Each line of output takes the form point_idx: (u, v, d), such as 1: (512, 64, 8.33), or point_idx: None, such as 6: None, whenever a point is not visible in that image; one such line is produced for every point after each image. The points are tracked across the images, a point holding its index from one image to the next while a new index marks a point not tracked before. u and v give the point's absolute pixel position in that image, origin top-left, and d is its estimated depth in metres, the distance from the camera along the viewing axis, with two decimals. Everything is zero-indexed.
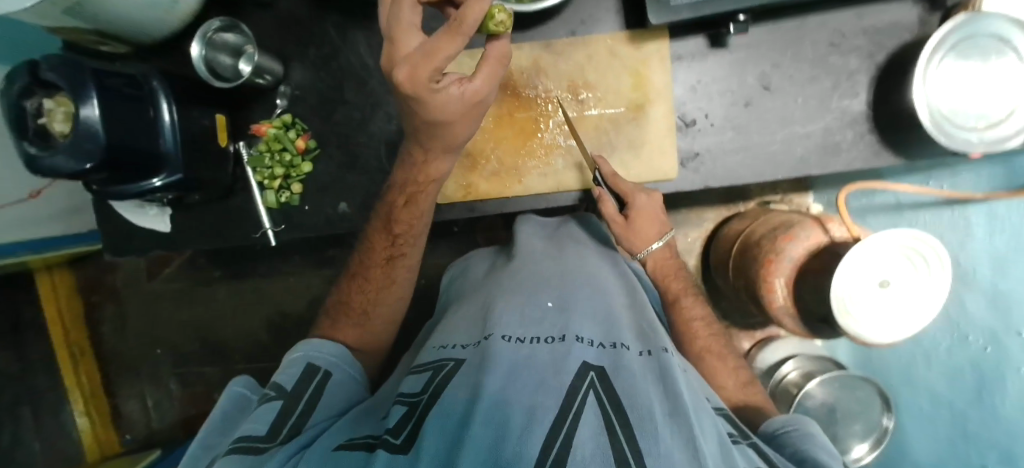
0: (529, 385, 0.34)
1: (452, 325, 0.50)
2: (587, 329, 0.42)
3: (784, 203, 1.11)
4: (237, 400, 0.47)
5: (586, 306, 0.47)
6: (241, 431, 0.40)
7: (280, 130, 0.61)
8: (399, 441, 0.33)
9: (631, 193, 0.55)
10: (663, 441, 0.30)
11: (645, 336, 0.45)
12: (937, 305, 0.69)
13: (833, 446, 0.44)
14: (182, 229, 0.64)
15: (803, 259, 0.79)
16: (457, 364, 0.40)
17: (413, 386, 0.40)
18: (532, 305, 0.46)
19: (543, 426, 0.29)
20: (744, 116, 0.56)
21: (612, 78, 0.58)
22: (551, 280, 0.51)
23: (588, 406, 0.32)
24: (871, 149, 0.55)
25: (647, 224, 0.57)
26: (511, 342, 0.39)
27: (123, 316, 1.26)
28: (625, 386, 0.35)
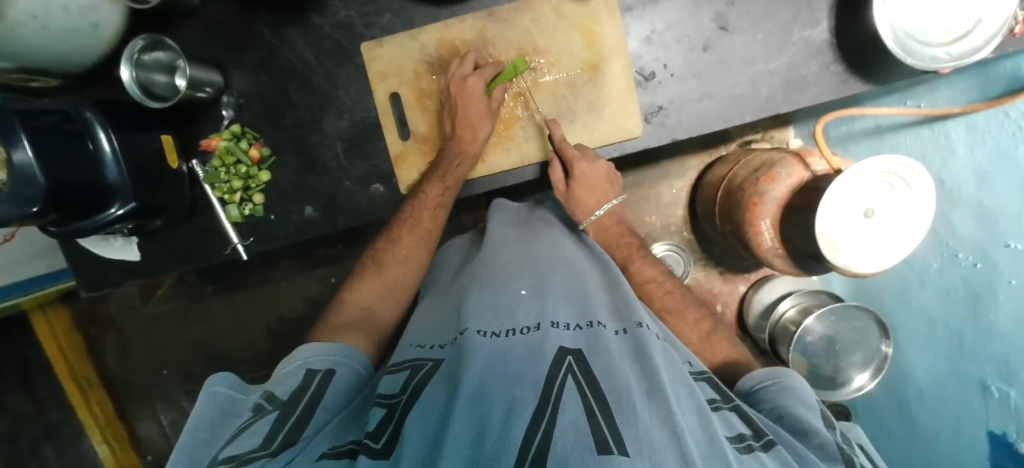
0: (507, 376, 0.36)
1: (422, 325, 0.54)
2: (562, 314, 0.46)
3: (765, 140, 1.11)
4: (221, 401, 0.44)
5: (560, 292, 0.51)
6: (230, 447, 0.36)
7: (231, 142, 0.59)
8: (379, 445, 0.34)
9: (572, 162, 0.56)
10: (642, 419, 0.31)
11: (621, 313, 0.49)
12: (922, 228, 0.67)
13: (814, 397, 0.45)
14: (151, 254, 0.63)
15: (786, 197, 0.78)
16: (435, 363, 0.43)
17: (390, 387, 0.42)
18: (507, 293, 0.50)
19: (522, 418, 0.30)
20: (704, 61, 0.54)
21: (563, 39, 0.55)
22: (523, 269, 0.55)
23: (567, 390, 0.34)
24: (838, 78, 0.53)
25: (590, 192, 0.59)
26: (485, 337, 0.42)
27: (125, 344, 1.26)
28: (601, 369, 0.37)
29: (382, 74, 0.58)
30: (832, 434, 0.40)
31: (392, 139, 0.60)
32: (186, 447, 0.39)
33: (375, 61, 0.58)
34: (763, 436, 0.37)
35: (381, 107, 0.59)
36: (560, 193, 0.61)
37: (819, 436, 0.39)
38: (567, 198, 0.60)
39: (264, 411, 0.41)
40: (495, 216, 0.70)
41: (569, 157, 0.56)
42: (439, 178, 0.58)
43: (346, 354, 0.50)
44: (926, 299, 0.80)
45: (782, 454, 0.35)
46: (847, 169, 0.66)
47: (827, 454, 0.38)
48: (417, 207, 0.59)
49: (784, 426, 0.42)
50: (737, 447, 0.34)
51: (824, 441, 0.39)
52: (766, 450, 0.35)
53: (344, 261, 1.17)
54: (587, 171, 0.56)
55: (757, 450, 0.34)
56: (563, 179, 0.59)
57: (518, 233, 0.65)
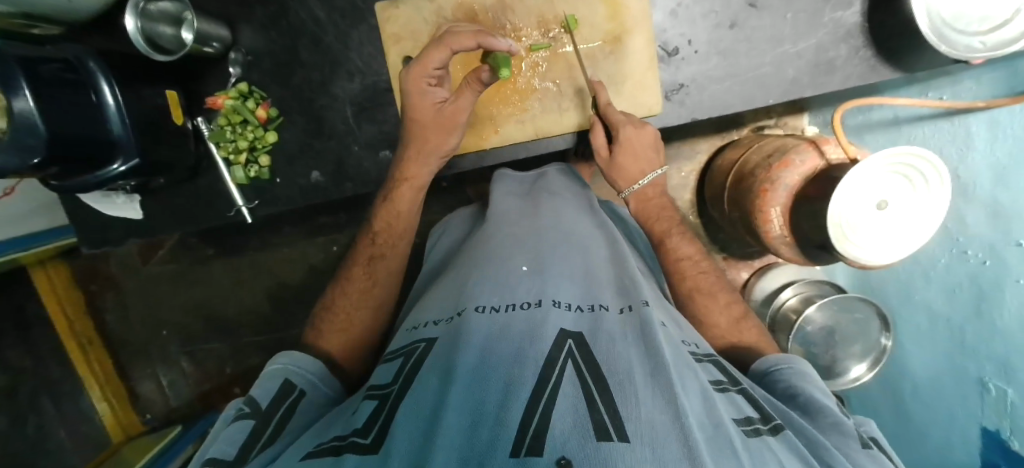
0: (505, 356, 0.36)
1: (429, 300, 0.54)
2: (565, 294, 0.46)
3: (778, 127, 1.10)
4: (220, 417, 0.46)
5: (561, 268, 0.50)
6: (210, 451, 0.38)
7: (237, 101, 0.58)
8: (367, 440, 0.34)
9: (617, 125, 0.52)
10: (642, 403, 0.32)
11: (624, 291, 0.49)
12: (934, 222, 0.66)
13: (822, 381, 0.46)
14: (153, 213, 0.62)
15: (798, 185, 0.78)
16: (428, 344, 0.43)
17: (383, 376, 0.43)
18: (507, 271, 0.49)
19: (520, 399, 0.31)
20: (730, 39, 0.52)
21: (585, 8, 0.53)
22: (523, 245, 0.54)
23: (567, 376, 0.34)
24: (867, 64, 0.51)
25: (632, 157, 0.54)
26: (484, 313, 0.43)
27: (126, 302, 1.27)
28: (601, 352, 0.37)
29: (396, 37, 0.56)
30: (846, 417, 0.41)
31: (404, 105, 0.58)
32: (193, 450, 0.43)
33: (390, 23, 0.56)
34: (771, 421, 0.37)
35: (394, 71, 0.57)
36: (600, 160, 0.57)
37: (833, 416, 0.40)
38: (609, 166, 0.56)
39: (243, 413, 0.42)
40: (497, 187, 0.70)
41: (614, 120, 0.53)
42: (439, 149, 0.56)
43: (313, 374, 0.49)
44: (931, 298, 0.79)
45: (791, 439, 0.35)
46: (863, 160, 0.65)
47: (841, 433, 0.39)
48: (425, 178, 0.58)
49: (798, 406, 0.42)
50: (745, 430, 0.34)
51: (838, 421, 0.39)
52: (774, 434, 0.35)
53: (346, 230, 1.17)
54: (632, 133, 0.52)
55: (765, 433, 0.35)
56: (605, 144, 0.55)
57: (522, 203, 0.64)
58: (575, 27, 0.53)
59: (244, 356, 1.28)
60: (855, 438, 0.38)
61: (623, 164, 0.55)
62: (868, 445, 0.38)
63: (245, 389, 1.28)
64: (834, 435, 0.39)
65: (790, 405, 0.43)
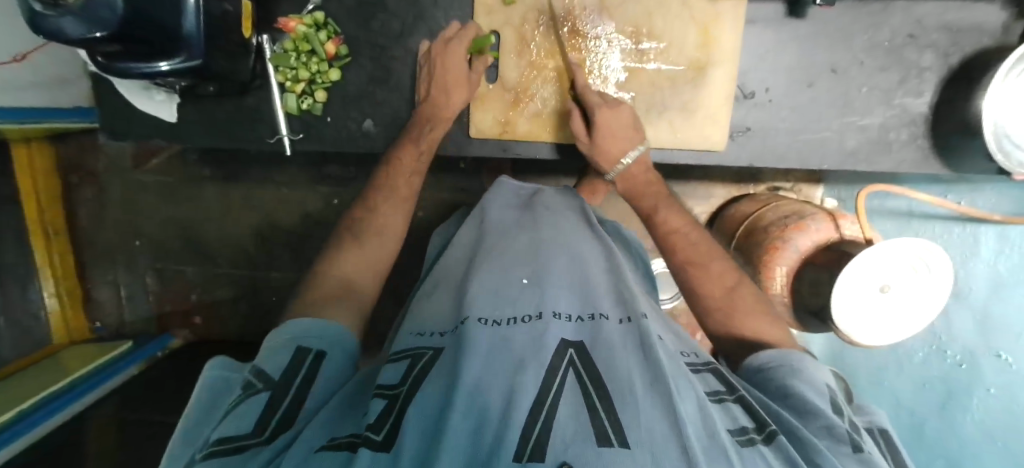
0: (506, 366, 0.35)
1: (422, 309, 0.51)
2: (563, 306, 0.45)
3: (793, 191, 1.12)
4: (219, 386, 0.40)
5: (561, 278, 0.49)
6: (220, 429, 0.33)
7: (310, 30, 0.55)
8: (380, 436, 0.31)
9: (592, 109, 0.52)
10: (644, 412, 0.31)
11: (624, 301, 0.47)
12: (933, 309, 0.71)
13: (822, 380, 0.42)
14: (190, 120, 0.59)
15: (809, 252, 0.81)
16: (435, 353, 0.41)
17: (391, 377, 0.39)
18: (506, 281, 0.48)
19: (522, 408, 0.31)
20: (805, 97, 0.54)
21: (681, 30, 0.53)
22: (522, 255, 0.53)
23: (568, 386, 0.34)
24: (920, 154, 0.54)
25: (607, 138, 0.53)
26: (487, 325, 0.41)
27: (105, 202, 1.22)
28: (603, 362, 0.36)
29: (489, 8, 0.55)
30: (841, 418, 0.38)
31: (477, 78, 0.57)
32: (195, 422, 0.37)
33: None
34: (766, 428, 0.35)
35: (477, 42, 0.56)
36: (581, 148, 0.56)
37: (825, 419, 0.36)
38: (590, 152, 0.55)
39: (253, 388, 0.36)
40: (492, 196, 0.70)
41: (589, 105, 0.53)
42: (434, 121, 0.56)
43: (334, 334, 0.44)
44: (899, 384, 0.86)
45: (785, 447, 0.33)
46: (874, 246, 0.68)
47: (830, 435, 0.35)
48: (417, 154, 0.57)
49: (789, 406, 0.39)
50: (738, 440, 0.32)
51: (830, 424, 0.36)
52: (768, 444, 0.33)
53: (352, 184, 1.15)
54: (605, 116, 0.52)
55: (759, 443, 0.33)
56: (584, 131, 0.55)
57: (518, 217, 0.64)
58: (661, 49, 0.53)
59: (214, 286, 1.23)
60: (848, 443, 0.35)
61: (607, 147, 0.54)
62: (860, 449, 0.34)
63: (206, 320, 1.24)
64: (825, 439, 0.35)
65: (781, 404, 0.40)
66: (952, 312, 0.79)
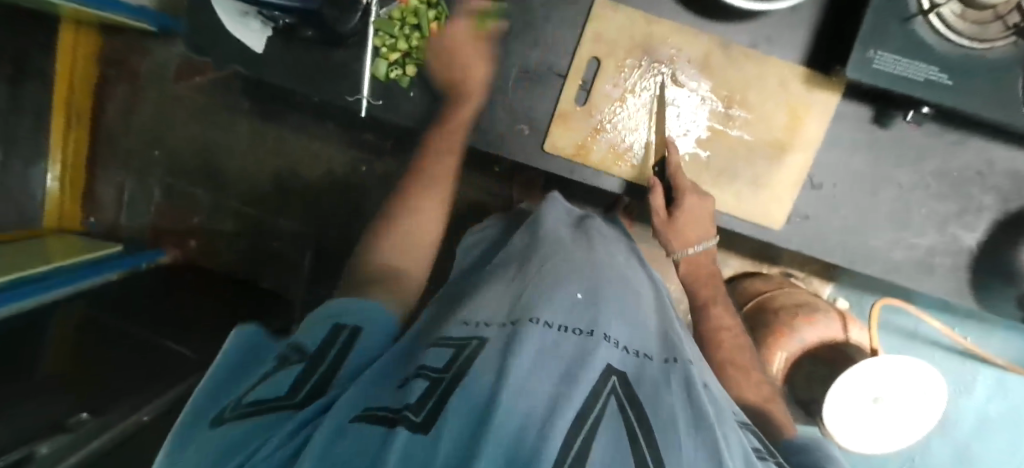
0: (553, 374, 0.36)
1: (478, 301, 0.51)
2: (614, 330, 0.45)
3: (802, 282, 1.13)
4: (249, 348, 0.44)
5: (614, 303, 0.50)
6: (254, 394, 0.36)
7: (421, 5, 0.56)
8: (420, 419, 0.30)
9: (680, 191, 0.55)
10: (683, 461, 0.32)
11: (670, 346, 0.49)
12: (926, 426, 0.72)
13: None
14: (272, 55, 0.59)
15: (812, 345, 0.83)
16: (481, 344, 0.40)
17: (436, 359, 0.38)
18: (560, 291, 0.49)
19: (565, 423, 0.31)
20: (866, 202, 0.55)
21: (772, 108, 0.55)
22: (581, 271, 0.54)
23: (609, 410, 0.35)
24: (958, 283, 0.56)
25: (689, 224, 0.56)
26: (539, 326, 0.42)
27: (138, 104, 1.20)
28: (646, 398, 0.37)
29: (598, 36, 0.56)
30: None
31: (568, 96, 0.58)
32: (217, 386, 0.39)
33: (597, 20, 0.56)
34: None
35: (577, 63, 0.57)
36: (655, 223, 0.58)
37: None
38: (666, 229, 0.57)
39: (288, 361, 0.39)
40: (547, 209, 0.71)
41: (676, 186, 0.55)
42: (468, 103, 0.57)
43: (376, 316, 0.46)
44: None
45: None
46: (876, 359, 0.69)
47: None
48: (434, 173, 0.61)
49: None
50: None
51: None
52: None
53: (382, 157, 1.15)
54: (693, 204, 0.54)
55: None
56: (662, 208, 0.57)
57: (573, 235, 0.64)
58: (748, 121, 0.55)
59: (219, 217, 1.22)
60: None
61: (682, 229, 0.57)
62: None
63: (200, 248, 1.22)
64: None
65: None
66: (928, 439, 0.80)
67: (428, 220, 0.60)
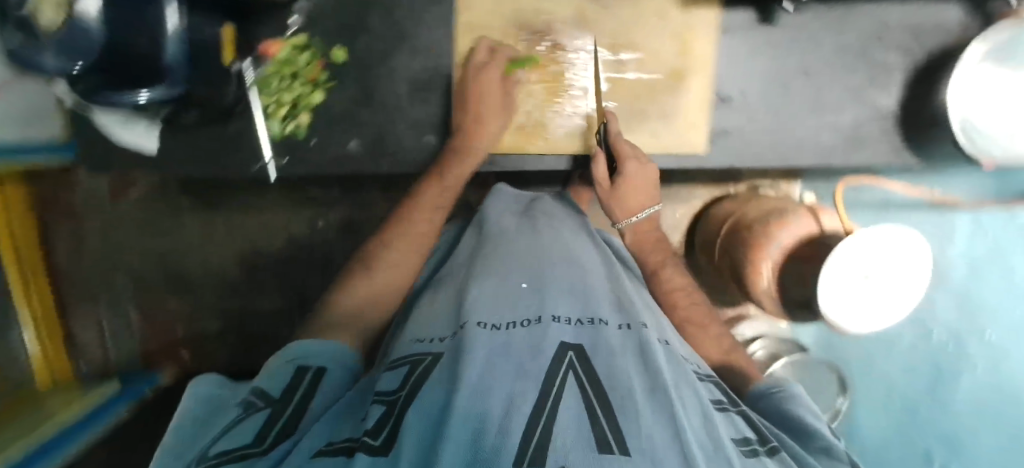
0: (507, 371, 0.36)
1: (425, 316, 0.51)
2: (563, 309, 0.46)
3: (771, 189, 1.14)
4: (208, 403, 0.41)
5: (561, 283, 0.50)
6: (220, 443, 0.33)
7: (293, 53, 0.56)
8: (377, 442, 0.31)
9: (622, 158, 0.53)
10: (645, 423, 0.32)
11: (624, 310, 0.49)
12: (916, 295, 0.73)
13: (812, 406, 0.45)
14: (165, 149, 0.58)
15: (792, 247, 0.81)
16: (434, 358, 0.40)
17: (389, 383, 0.39)
18: (507, 285, 0.49)
19: (522, 414, 0.31)
20: (778, 100, 0.56)
21: (658, 41, 0.56)
22: (527, 260, 0.54)
23: (569, 389, 0.35)
24: (892, 146, 0.56)
25: (628, 192, 0.54)
26: (486, 329, 0.41)
27: (84, 237, 1.18)
28: (602, 368, 0.38)
29: (471, 25, 0.57)
30: (838, 439, 0.41)
31: (461, 94, 0.58)
32: (177, 445, 0.36)
33: (466, 12, 0.57)
34: (768, 443, 0.37)
35: (459, 58, 0.57)
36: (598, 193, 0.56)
37: (823, 441, 0.40)
38: (607, 198, 0.55)
39: (253, 407, 0.37)
40: (490, 201, 0.70)
41: (619, 152, 0.53)
42: (460, 156, 0.56)
43: (341, 356, 0.45)
44: (885, 367, 0.87)
45: (788, 462, 0.35)
46: (862, 235, 0.70)
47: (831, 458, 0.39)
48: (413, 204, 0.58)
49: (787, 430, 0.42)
50: (742, 449, 0.34)
51: (829, 446, 0.40)
52: (770, 455, 0.35)
53: (333, 208, 1.15)
54: (633, 170, 0.53)
55: (762, 454, 0.35)
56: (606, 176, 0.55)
57: (518, 223, 0.64)
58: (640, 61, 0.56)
59: (201, 319, 1.21)
60: (844, 463, 0.38)
61: (626, 199, 0.54)
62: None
63: (194, 355, 1.21)
64: (823, 461, 0.39)
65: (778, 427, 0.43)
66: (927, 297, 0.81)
67: (401, 265, 0.55)
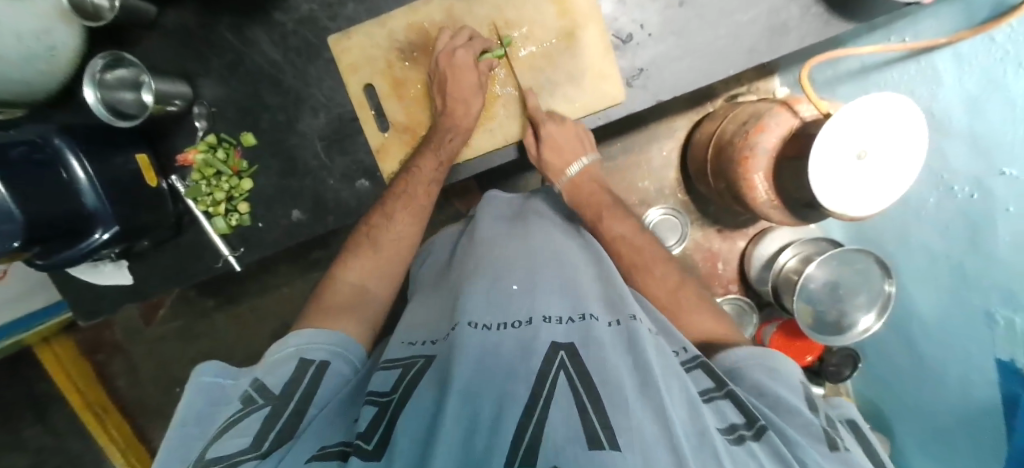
0: (499, 371, 0.35)
1: (411, 320, 0.52)
2: (552, 309, 0.45)
3: (750, 93, 1.00)
4: (210, 390, 0.42)
5: (549, 285, 0.49)
6: (219, 444, 0.34)
7: (208, 154, 0.62)
8: (370, 444, 0.31)
9: (540, 124, 0.58)
10: (635, 414, 0.30)
11: (613, 304, 0.47)
12: (920, 162, 0.58)
13: (797, 379, 0.43)
14: (143, 275, 0.67)
15: (778, 148, 0.69)
16: (427, 360, 0.41)
17: (382, 383, 0.39)
18: (497, 288, 0.48)
19: (514, 414, 0.29)
20: (680, 17, 0.55)
21: (535, 11, 0.56)
22: (514, 264, 0.53)
23: (559, 388, 0.32)
24: (820, 20, 0.53)
25: (557, 152, 0.60)
26: (477, 328, 0.41)
27: (136, 365, 1.23)
28: (593, 363, 0.35)
29: (353, 66, 0.60)
30: (816, 416, 0.39)
31: (372, 133, 0.62)
32: (179, 441, 0.37)
33: (344, 54, 0.60)
34: (755, 423, 0.35)
35: (357, 100, 0.61)
36: (533, 159, 0.62)
37: (803, 415, 0.37)
38: (539, 163, 0.62)
39: (254, 404, 0.39)
40: (484, 209, 0.68)
41: (537, 119, 0.58)
42: (455, 132, 0.59)
43: (344, 346, 0.47)
44: (926, 236, 0.69)
45: (775, 441, 0.33)
46: (854, 103, 0.57)
47: (809, 434, 0.36)
48: (405, 184, 0.59)
49: (767, 403, 0.40)
50: (727, 438, 0.33)
51: (807, 421, 0.37)
52: (757, 439, 0.33)
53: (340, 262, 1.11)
54: (554, 131, 0.58)
55: (748, 439, 0.33)
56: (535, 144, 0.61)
57: (509, 227, 0.62)
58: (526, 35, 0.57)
59: None
60: (824, 442, 0.35)
61: (552, 158, 0.61)
62: (837, 447, 0.35)
63: None
64: (805, 438, 0.36)
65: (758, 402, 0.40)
66: (946, 145, 0.62)
67: (405, 226, 0.59)
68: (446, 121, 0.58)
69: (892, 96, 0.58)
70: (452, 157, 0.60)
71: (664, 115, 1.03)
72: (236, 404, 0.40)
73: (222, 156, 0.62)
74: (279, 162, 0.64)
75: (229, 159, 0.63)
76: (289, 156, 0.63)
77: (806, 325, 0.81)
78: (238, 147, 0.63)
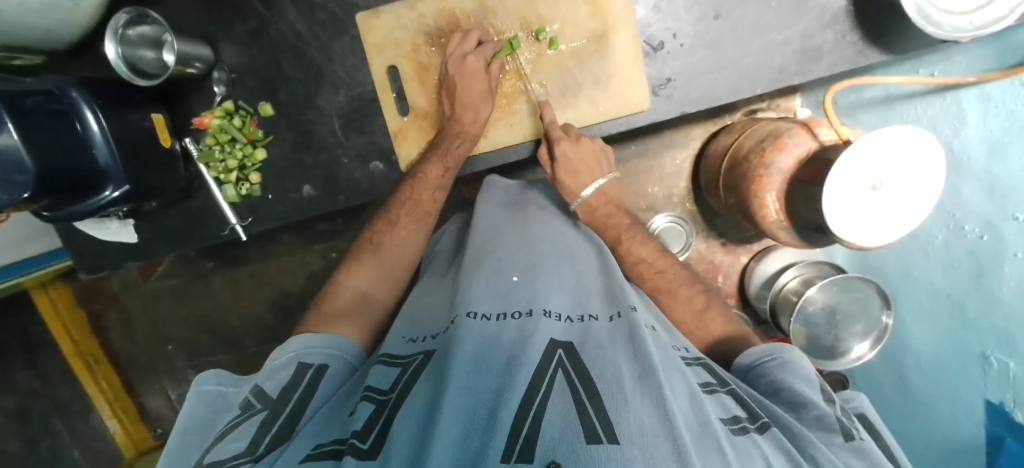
0: (498, 364, 0.35)
1: (413, 310, 0.52)
2: (553, 303, 0.45)
3: (771, 109, 0.99)
4: (208, 396, 0.42)
5: (551, 278, 0.49)
6: (213, 451, 0.34)
7: (224, 120, 0.61)
8: (366, 445, 0.31)
9: (554, 142, 0.57)
10: (633, 407, 0.29)
11: (613, 299, 0.47)
12: (933, 196, 0.58)
13: (814, 374, 0.44)
14: (150, 235, 0.67)
15: (793, 170, 0.68)
16: (426, 356, 0.41)
17: (381, 381, 0.39)
18: (497, 280, 0.48)
19: (510, 406, 0.29)
20: (714, 30, 0.55)
21: (568, 7, 0.56)
22: (515, 254, 0.52)
23: (557, 386, 0.32)
24: (854, 48, 0.53)
25: (573, 173, 0.59)
26: (477, 319, 0.41)
27: (132, 319, 1.23)
28: (591, 359, 0.36)
29: (378, 46, 0.59)
30: (829, 406, 0.40)
31: (391, 116, 0.62)
32: (175, 448, 0.38)
33: (370, 32, 0.59)
34: (758, 419, 0.35)
35: (379, 80, 0.60)
36: (549, 177, 0.62)
37: (817, 409, 0.39)
38: (554, 182, 0.61)
39: (252, 410, 0.39)
40: (484, 195, 0.66)
41: (552, 138, 0.58)
42: (466, 137, 0.58)
43: (342, 349, 0.48)
44: (930, 272, 0.70)
45: (778, 436, 0.34)
46: (871, 134, 0.56)
47: (824, 426, 0.38)
48: (413, 190, 0.60)
49: (782, 401, 0.41)
50: (731, 428, 0.33)
51: (821, 413, 0.38)
52: (761, 432, 0.34)
53: (344, 236, 1.11)
54: (567, 150, 0.57)
55: (752, 431, 0.33)
56: (550, 159, 0.60)
57: (507, 216, 0.61)
58: (556, 32, 0.57)
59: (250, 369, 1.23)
60: (838, 432, 0.37)
61: (567, 180, 0.60)
62: (851, 436, 0.37)
63: None
64: (817, 431, 0.38)
65: (774, 401, 0.41)
66: (961, 185, 0.62)
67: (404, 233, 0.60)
68: (453, 126, 0.58)
69: (913, 130, 0.56)
70: (457, 164, 0.60)
71: (682, 123, 1.02)
72: (232, 413, 0.40)
73: (235, 123, 0.62)
74: (295, 135, 0.63)
75: (242, 126, 0.62)
76: (306, 130, 0.63)
77: (801, 346, 0.81)
78: (253, 116, 0.63)
